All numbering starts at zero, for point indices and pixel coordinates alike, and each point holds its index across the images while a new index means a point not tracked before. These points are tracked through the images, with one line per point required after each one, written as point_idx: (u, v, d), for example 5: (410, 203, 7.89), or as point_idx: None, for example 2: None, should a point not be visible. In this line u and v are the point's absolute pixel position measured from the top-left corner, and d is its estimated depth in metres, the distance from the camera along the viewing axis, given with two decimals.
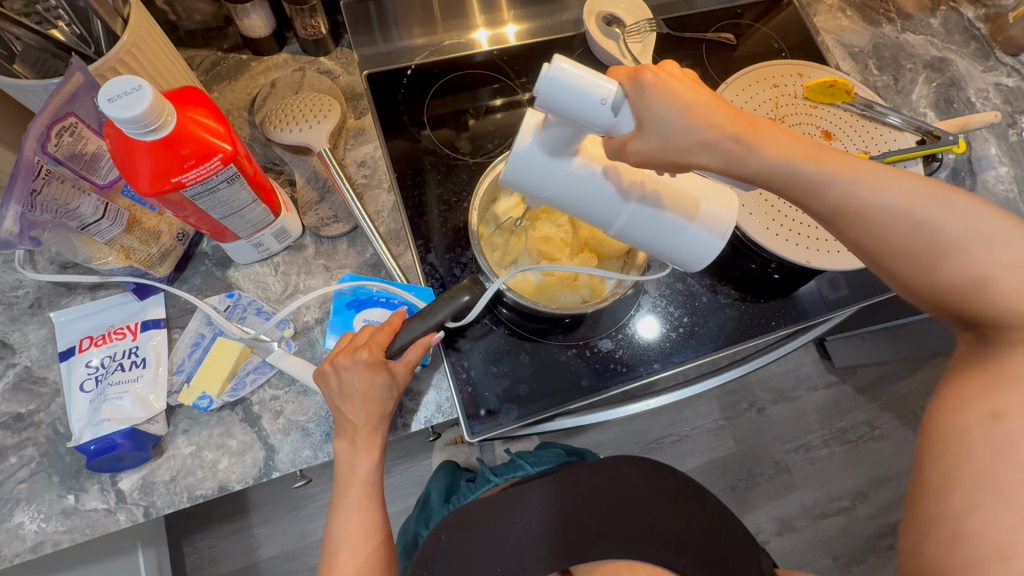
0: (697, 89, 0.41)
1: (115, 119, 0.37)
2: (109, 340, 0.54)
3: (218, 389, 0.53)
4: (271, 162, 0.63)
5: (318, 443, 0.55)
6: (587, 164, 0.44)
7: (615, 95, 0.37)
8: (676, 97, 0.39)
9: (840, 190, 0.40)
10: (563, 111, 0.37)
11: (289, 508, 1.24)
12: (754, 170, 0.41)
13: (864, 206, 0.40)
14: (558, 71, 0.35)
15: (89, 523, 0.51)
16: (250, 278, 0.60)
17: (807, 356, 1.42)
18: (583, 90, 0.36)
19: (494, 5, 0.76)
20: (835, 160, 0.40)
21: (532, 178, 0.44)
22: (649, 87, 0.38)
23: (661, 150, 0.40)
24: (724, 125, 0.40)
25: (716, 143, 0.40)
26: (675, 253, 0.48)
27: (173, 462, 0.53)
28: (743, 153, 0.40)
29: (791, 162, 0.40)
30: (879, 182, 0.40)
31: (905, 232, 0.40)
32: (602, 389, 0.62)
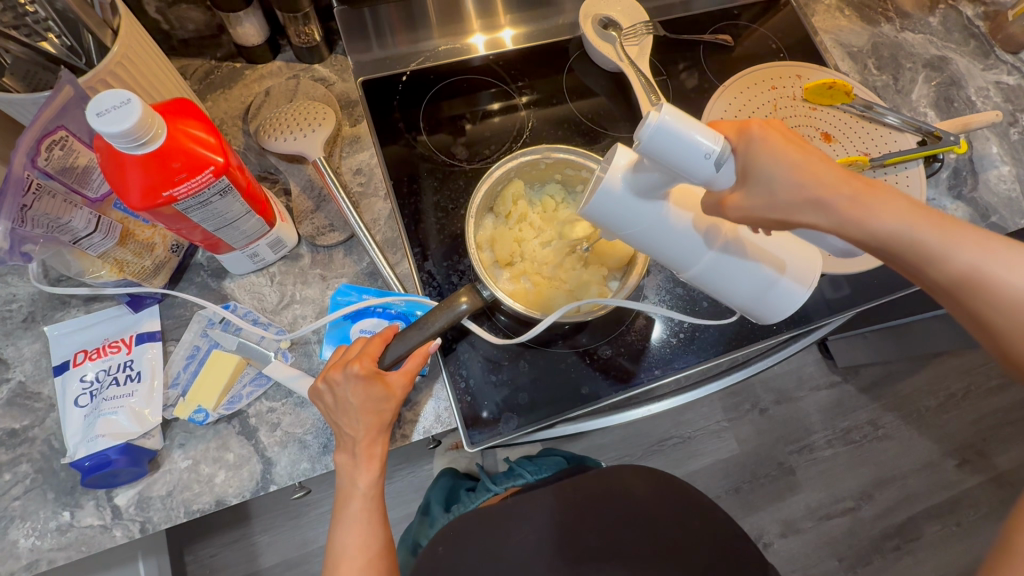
0: (808, 146, 0.40)
1: (103, 134, 0.37)
2: (104, 354, 0.53)
3: (214, 402, 0.53)
4: (265, 171, 0.63)
5: (316, 456, 0.54)
6: (677, 211, 0.42)
7: (721, 151, 0.36)
8: (788, 154, 0.38)
9: (963, 262, 0.39)
10: (664, 159, 0.36)
11: (289, 516, 1.23)
12: (870, 233, 0.40)
13: (989, 280, 0.39)
14: (670, 121, 0.34)
15: (85, 540, 0.50)
16: (246, 288, 0.59)
17: (809, 357, 1.41)
18: (691, 145, 0.35)
19: (491, 9, 0.75)
20: (965, 234, 0.39)
21: (618, 220, 0.42)
22: (759, 141, 0.38)
23: (764, 206, 0.39)
24: (839, 185, 0.39)
25: (828, 206, 0.39)
26: (748, 303, 0.48)
27: (169, 477, 0.52)
28: (859, 215, 0.39)
29: (914, 231, 0.39)
30: (1007, 259, 0.39)
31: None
32: (603, 397, 0.62)
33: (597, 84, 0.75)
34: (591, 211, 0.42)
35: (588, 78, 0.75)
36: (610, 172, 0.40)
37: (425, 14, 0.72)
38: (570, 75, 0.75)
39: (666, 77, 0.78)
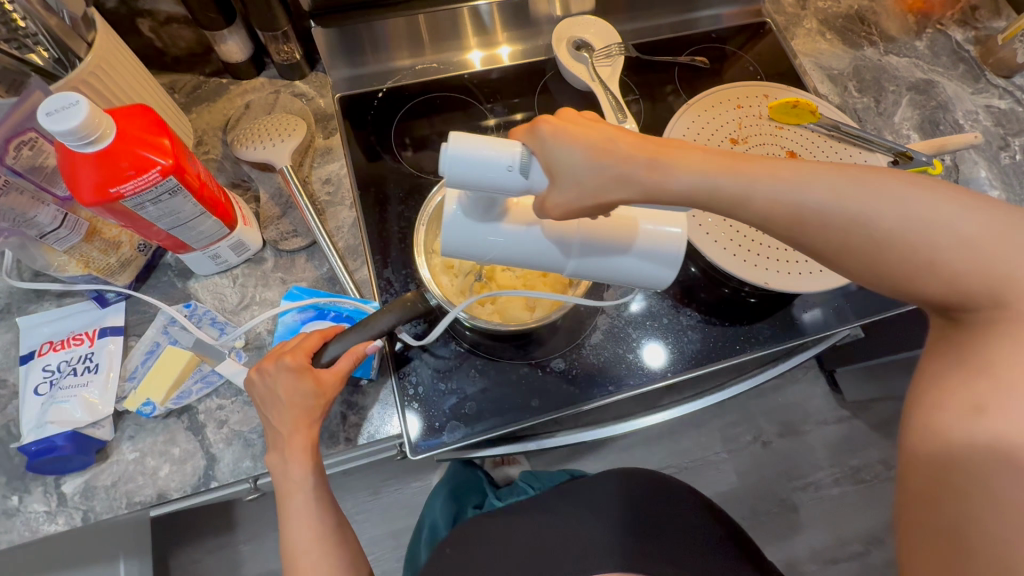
0: (598, 126, 0.41)
1: (53, 133, 0.40)
2: (68, 346, 0.56)
3: (163, 396, 0.54)
4: (238, 179, 0.66)
5: (259, 454, 0.55)
6: (516, 223, 0.45)
7: (520, 157, 0.39)
8: (576, 140, 0.39)
9: (765, 198, 0.39)
10: (472, 182, 0.40)
11: (274, 526, 1.24)
12: (673, 193, 0.40)
13: (795, 209, 0.39)
14: (457, 149, 0.38)
15: (30, 525, 0.51)
16: (209, 289, 0.61)
17: (813, 388, 1.35)
18: (484, 160, 0.39)
19: (489, 26, 0.76)
20: (756, 168, 0.39)
21: (470, 246, 0.47)
22: (548, 136, 0.39)
23: (577, 196, 0.40)
24: (633, 155, 0.39)
25: (632, 176, 0.39)
26: (637, 278, 0.48)
27: (115, 468, 0.54)
28: (658, 180, 0.39)
29: (709, 180, 0.39)
30: (802, 181, 0.38)
31: (844, 227, 0.38)
32: (554, 409, 0.61)
33: (570, 103, 0.77)
34: (449, 248, 0.47)
35: (561, 97, 0.77)
36: (446, 202, 0.45)
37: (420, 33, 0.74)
38: (544, 94, 0.77)
39: (637, 98, 0.78)
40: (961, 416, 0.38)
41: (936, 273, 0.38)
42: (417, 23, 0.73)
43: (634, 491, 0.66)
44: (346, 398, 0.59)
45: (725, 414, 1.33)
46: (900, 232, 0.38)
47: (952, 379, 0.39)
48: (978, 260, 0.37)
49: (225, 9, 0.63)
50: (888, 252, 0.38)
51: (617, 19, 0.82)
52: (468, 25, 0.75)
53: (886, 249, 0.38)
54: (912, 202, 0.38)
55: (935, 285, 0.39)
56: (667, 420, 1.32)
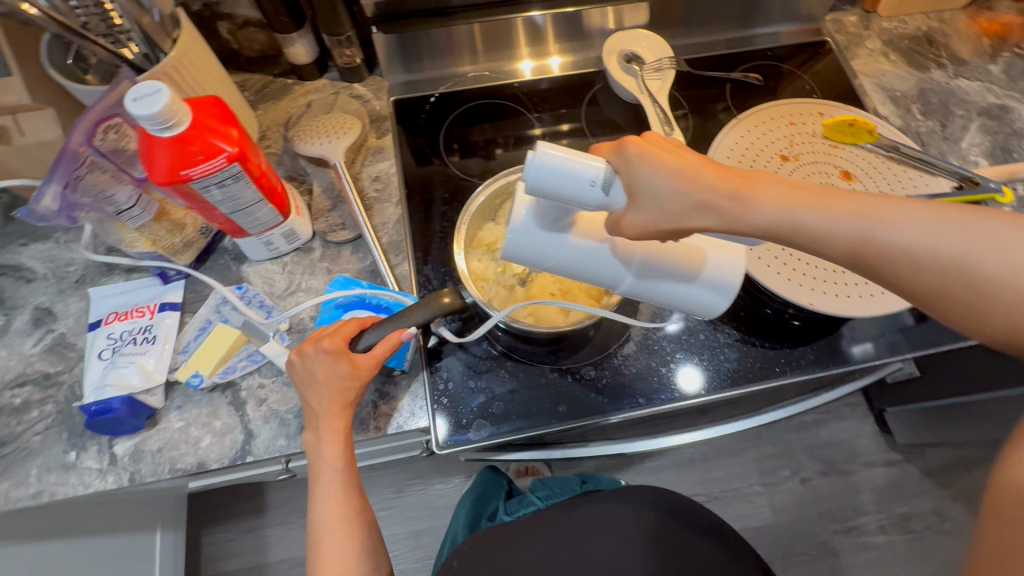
0: (685, 153, 0.43)
1: (137, 116, 0.44)
2: (130, 317, 0.60)
3: (212, 369, 0.58)
4: (295, 172, 0.69)
5: (293, 434, 0.57)
6: (584, 238, 0.46)
7: (605, 175, 0.40)
8: (664, 165, 0.41)
9: (850, 234, 0.40)
10: (554, 192, 0.41)
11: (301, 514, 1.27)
12: (753, 226, 0.41)
13: (879, 246, 0.40)
14: (547, 159, 0.39)
15: (84, 479, 0.55)
16: (260, 273, 0.65)
17: (859, 426, 1.28)
18: (572, 174, 0.39)
19: (542, 38, 0.78)
20: (842, 204, 0.40)
21: (536, 253, 0.47)
22: (635, 157, 0.41)
23: (656, 218, 0.41)
24: (715, 185, 0.41)
25: (714, 205, 0.41)
26: (689, 305, 0.49)
27: (162, 434, 0.57)
28: (740, 211, 0.41)
29: (792, 215, 0.41)
30: (892, 221, 0.40)
31: (938, 269, 0.39)
32: (581, 417, 0.61)
33: (617, 114, 0.77)
34: (510, 250, 0.47)
35: (609, 109, 0.78)
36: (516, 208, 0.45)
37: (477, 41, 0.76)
38: (592, 105, 0.78)
39: (687, 112, 0.78)
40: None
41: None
42: (473, 32, 0.75)
43: (661, 509, 0.64)
44: (379, 388, 0.60)
45: (761, 445, 1.28)
46: (997, 277, 0.38)
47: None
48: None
49: (296, 14, 0.67)
50: (986, 296, 0.39)
51: (671, 34, 0.82)
52: (521, 35, 0.77)
53: (979, 293, 0.39)
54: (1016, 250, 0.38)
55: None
56: (700, 445, 1.27)
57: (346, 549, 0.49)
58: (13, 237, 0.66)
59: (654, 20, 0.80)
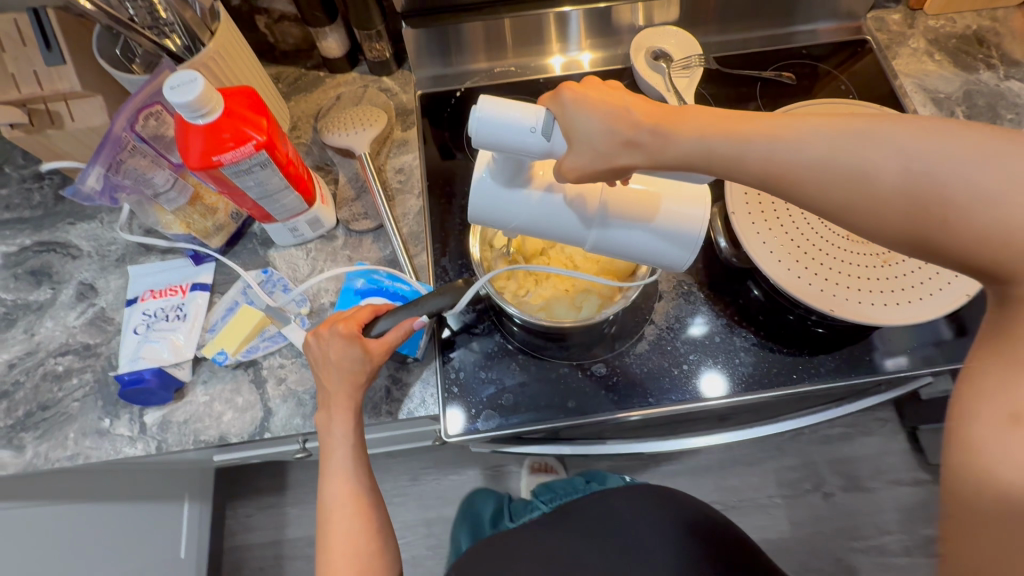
0: (619, 94, 0.42)
1: (174, 104, 0.47)
2: (164, 295, 0.64)
3: (235, 348, 0.60)
4: (322, 162, 0.72)
5: (308, 414, 0.59)
6: (539, 189, 0.47)
7: (544, 121, 0.41)
8: (595, 106, 0.41)
9: (761, 156, 0.38)
10: (497, 142, 0.42)
11: None
12: (673, 157, 0.40)
13: (788, 167, 0.38)
14: (485, 108, 0.40)
15: (116, 445, 0.59)
16: (285, 258, 0.67)
17: (890, 443, 1.23)
18: (509, 121, 0.40)
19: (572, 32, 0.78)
20: (748, 128, 0.39)
21: (494, 211, 0.48)
22: (570, 101, 0.41)
23: (590, 159, 0.41)
24: (636, 120, 0.40)
25: (641, 141, 0.40)
26: (655, 255, 0.49)
27: (188, 407, 0.60)
28: (659, 143, 0.40)
29: (705, 141, 0.39)
30: (801, 138, 0.37)
31: (848, 182, 0.36)
32: (589, 414, 0.61)
33: None
34: (472, 210, 0.49)
35: None
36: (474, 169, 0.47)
37: (505, 37, 0.77)
38: None
39: (714, 111, 0.77)
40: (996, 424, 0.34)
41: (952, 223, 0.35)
42: (499, 27, 0.76)
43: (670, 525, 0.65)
44: (393, 373, 0.62)
45: (784, 456, 1.24)
46: (910, 183, 0.35)
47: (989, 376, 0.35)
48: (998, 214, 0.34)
49: (329, 9, 0.70)
50: (899, 207, 0.36)
51: (702, 31, 0.81)
52: (552, 32, 0.78)
53: (904, 202, 0.36)
54: (926, 154, 0.35)
55: (956, 245, 0.35)
56: (718, 452, 1.25)
57: (353, 526, 0.51)
58: (63, 216, 0.71)
59: (686, 16, 0.78)
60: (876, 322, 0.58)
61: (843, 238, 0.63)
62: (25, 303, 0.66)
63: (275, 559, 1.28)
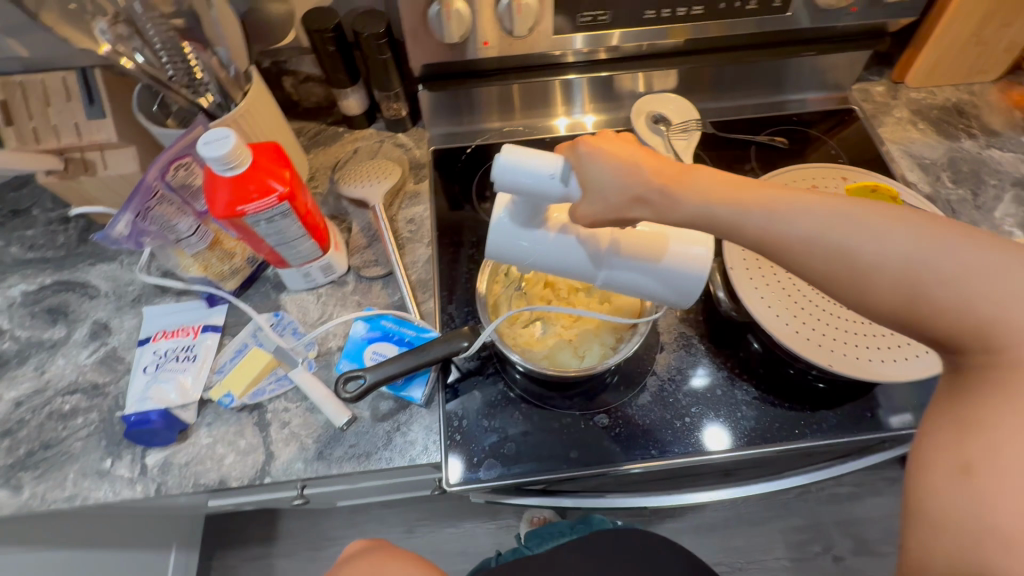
0: (630, 148, 0.45)
1: (206, 159, 0.51)
2: (176, 336, 0.65)
3: (242, 390, 0.61)
4: (337, 212, 0.75)
5: (310, 459, 0.59)
6: (556, 233, 0.50)
7: (563, 168, 0.44)
8: (610, 160, 0.44)
9: (758, 224, 0.41)
10: (521, 188, 0.45)
11: (311, 547, 1.28)
12: (679, 217, 0.44)
13: (781, 237, 0.40)
14: (508, 158, 0.43)
15: (115, 486, 0.58)
16: (296, 302, 0.69)
17: (899, 505, 1.19)
18: (532, 170, 0.44)
19: (579, 98, 0.84)
20: (749, 197, 0.42)
21: (515, 250, 0.51)
22: (585, 152, 0.44)
23: (602, 209, 0.44)
24: (650, 179, 0.44)
25: (651, 200, 0.44)
26: (663, 294, 0.52)
27: (191, 449, 0.60)
28: (667, 204, 0.44)
29: (709, 207, 0.43)
30: (793, 211, 0.40)
31: (828, 258, 0.39)
32: (591, 465, 0.60)
33: None
34: (495, 251, 0.52)
35: None
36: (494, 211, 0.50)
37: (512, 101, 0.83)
38: None
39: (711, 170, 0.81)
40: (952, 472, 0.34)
41: (926, 308, 0.37)
42: (510, 90, 0.81)
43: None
44: (395, 419, 0.62)
45: (791, 516, 1.20)
46: (880, 260, 0.37)
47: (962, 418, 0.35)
48: (972, 301, 0.35)
49: (352, 71, 0.75)
50: (870, 279, 0.38)
51: (698, 99, 0.87)
52: (556, 97, 0.83)
53: (889, 280, 0.37)
54: (901, 238, 0.37)
55: (925, 323, 0.37)
56: (723, 509, 1.21)
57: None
58: (84, 257, 0.73)
59: (684, 84, 0.84)
60: (871, 377, 0.59)
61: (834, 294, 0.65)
62: (39, 341, 0.67)
63: None
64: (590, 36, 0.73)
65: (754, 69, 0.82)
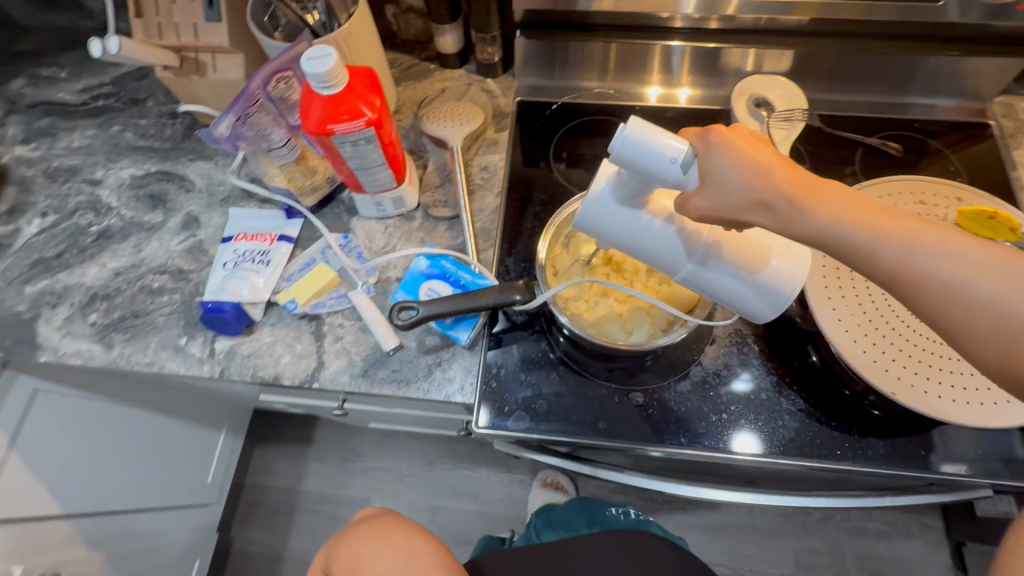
0: (762, 148, 0.43)
1: (307, 74, 0.53)
2: (255, 240, 0.70)
3: (305, 300, 0.65)
4: (416, 148, 0.76)
5: (355, 374, 0.64)
6: (655, 218, 0.48)
7: (687, 156, 0.42)
8: (740, 157, 0.41)
9: (893, 257, 0.39)
10: (635, 166, 0.42)
11: (340, 457, 1.40)
12: (802, 232, 0.41)
13: (919, 275, 0.38)
14: (635, 131, 0.41)
15: (187, 362, 0.65)
16: (364, 229, 0.72)
17: (929, 553, 1.13)
18: (654, 150, 0.41)
19: (678, 69, 0.80)
20: (891, 225, 0.39)
21: (605, 224, 0.49)
22: (716, 144, 0.41)
23: (719, 207, 0.42)
24: (781, 188, 0.41)
25: (774, 207, 0.41)
26: (741, 304, 0.50)
27: (253, 343, 0.66)
28: (794, 215, 0.41)
29: (842, 227, 0.40)
30: (938, 253, 0.38)
31: (966, 308, 0.37)
32: (617, 438, 0.61)
33: None
34: (583, 219, 0.50)
35: None
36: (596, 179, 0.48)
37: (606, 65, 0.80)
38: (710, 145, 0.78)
39: (807, 167, 0.75)
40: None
41: None
42: (607, 50, 0.78)
43: None
44: (438, 355, 0.64)
45: (807, 537, 1.17)
46: None
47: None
48: None
49: (454, 8, 0.75)
50: (1018, 347, 0.36)
51: (811, 88, 0.80)
52: (654, 62, 0.79)
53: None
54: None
55: None
56: (737, 515, 1.20)
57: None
58: (186, 153, 0.79)
59: (799, 69, 0.77)
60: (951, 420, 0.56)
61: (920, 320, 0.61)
62: (139, 222, 0.74)
63: (288, 506, 1.37)
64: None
65: (882, 63, 0.74)
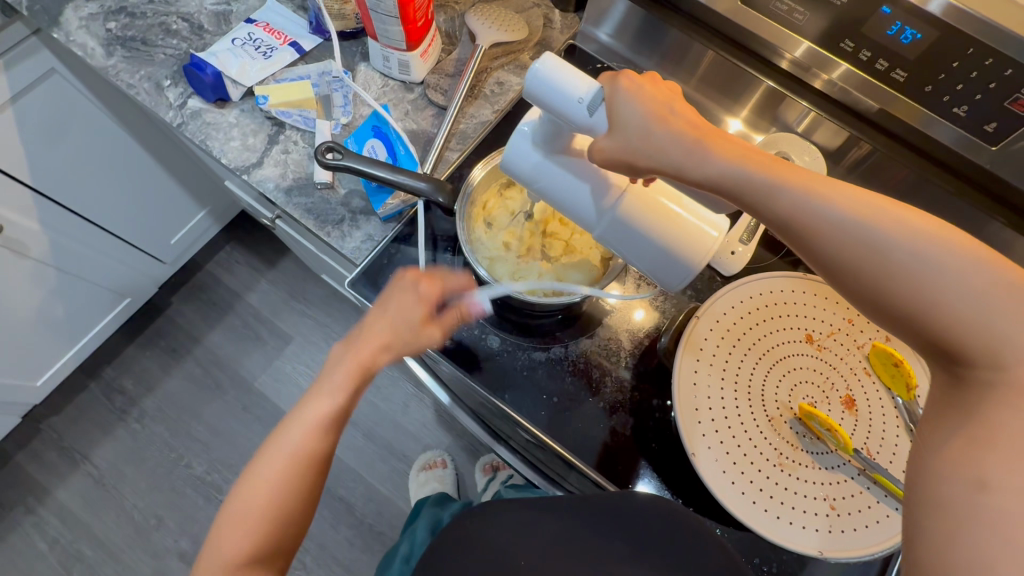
0: (666, 100, 0.45)
1: None
2: (271, 34, 0.74)
3: (275, 103, 0.70)
4: (452, 34, 0.77)
5: (281, 187, 0.67)
6: (569, 163, 0.49)
7: (593, 95, 0.44)
8: (639, 99, 0.44)
9: (792, 202, 0.41)
10: (547, 101, 0.45)
11: (288, 291, 1.49)
12: (703, 174, 0.43)
13: (815, 218, 0.40)
14: (545, 63, 0.44)
15: (159, 102, 0.70)
16: (365, 76, 0.74)
17: None
18: (563, 86, 0.43)
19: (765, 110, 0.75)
20: (786, 172, 0.42)
21: (524, 171, 0.50)
22: (619, 87, 0.44)
23: (621, 149, 0.43)
24: (681, 134, 0.43)
25: (668, 153, 0.43)
26: (650, 265, 0.50)
27: (218, 116, 0.70)
28: (694, 159, 0.43)
29: (739, 171, 0.42)
30: (832, 196, 0.40)
31: (855, 249, 0.39)
32: (455, 363, 0.63)
33: None
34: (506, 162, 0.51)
35: None
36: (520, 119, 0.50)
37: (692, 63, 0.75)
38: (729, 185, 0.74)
39: None
40: (960, 490, 0.34)
41: (942, 316, 0.37)
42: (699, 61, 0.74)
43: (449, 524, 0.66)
44: (355, 211, 0.67)
45: None
46: (913, 267, 0.37)
47: (945, 454, 0.36)
48: (986, 316, 0.36)
49: None
50: (896, 284, 0.38)
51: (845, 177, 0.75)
52: (753, 100, 0.75)
53: (905, 281, 0.38)
54: (928, 244, 0.37)
55: (939, 330, 0.37)
56: None
57: (327, 397, 0.54)
58: None
59: (842, 151, 0.73)
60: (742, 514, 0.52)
61: (766, 419, 0.56)
62: None
63: (225, 305, 1.46)
64: (817, 51, 0.59)
65: (920, 190, 0.68)
